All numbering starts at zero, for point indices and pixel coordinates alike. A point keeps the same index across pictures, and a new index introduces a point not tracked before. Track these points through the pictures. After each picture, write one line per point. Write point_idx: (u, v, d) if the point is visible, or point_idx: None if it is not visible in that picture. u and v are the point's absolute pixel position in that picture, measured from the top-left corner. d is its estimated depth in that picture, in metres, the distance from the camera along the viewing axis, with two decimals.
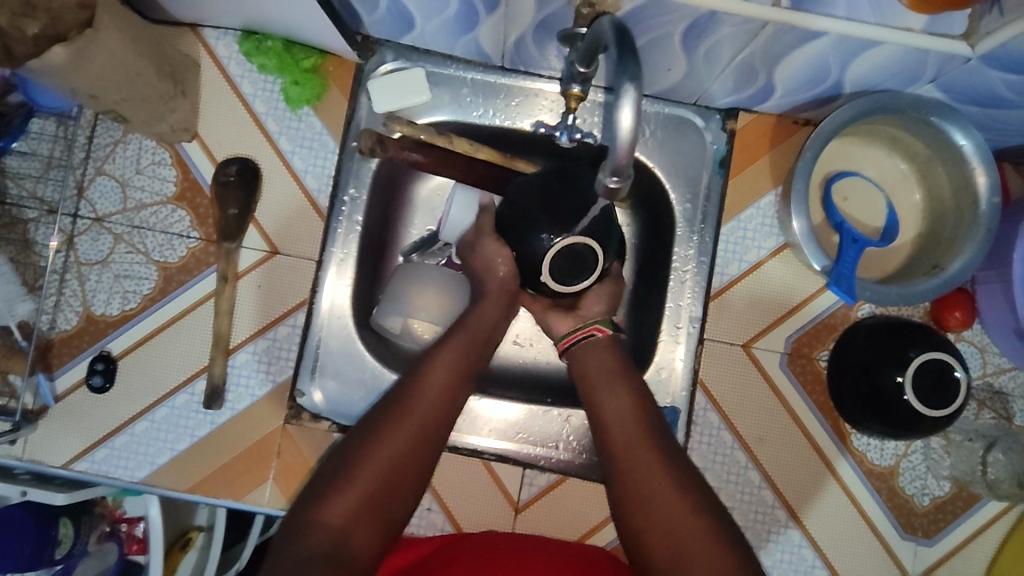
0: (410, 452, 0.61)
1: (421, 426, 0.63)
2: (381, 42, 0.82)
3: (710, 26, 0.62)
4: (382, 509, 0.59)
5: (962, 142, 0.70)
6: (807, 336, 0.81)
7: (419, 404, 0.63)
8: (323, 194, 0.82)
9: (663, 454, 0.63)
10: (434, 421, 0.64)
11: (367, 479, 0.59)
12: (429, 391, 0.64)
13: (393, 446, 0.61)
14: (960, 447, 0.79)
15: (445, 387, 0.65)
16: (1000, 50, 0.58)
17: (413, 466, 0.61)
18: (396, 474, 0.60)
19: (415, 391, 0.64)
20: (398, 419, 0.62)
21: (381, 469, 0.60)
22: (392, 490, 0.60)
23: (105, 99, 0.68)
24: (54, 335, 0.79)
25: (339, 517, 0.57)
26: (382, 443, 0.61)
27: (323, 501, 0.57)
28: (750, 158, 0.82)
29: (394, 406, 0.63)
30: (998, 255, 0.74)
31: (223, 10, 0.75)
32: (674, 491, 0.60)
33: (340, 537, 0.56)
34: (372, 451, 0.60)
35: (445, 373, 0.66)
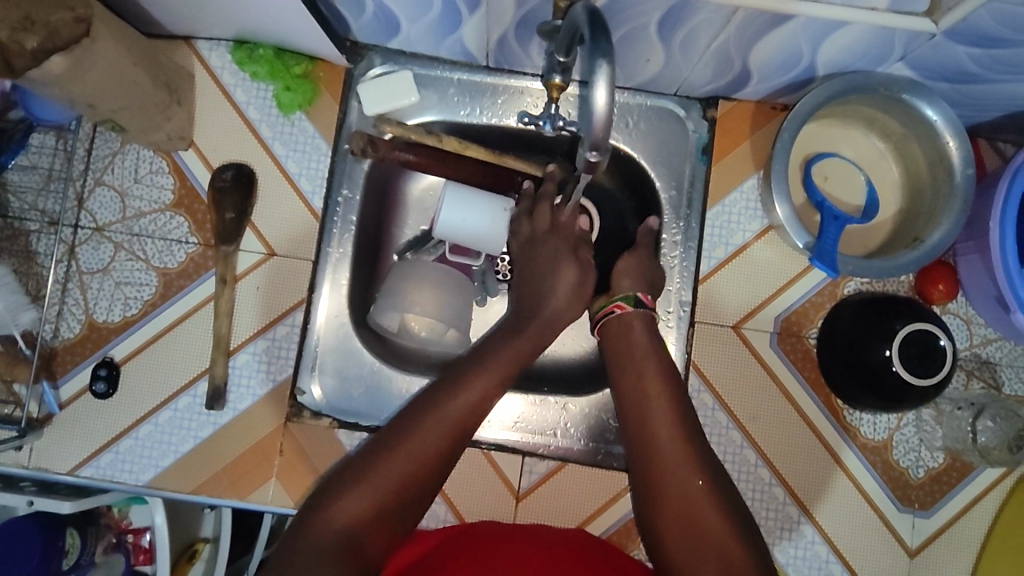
0: (435, 458, 0.61)
1: (449, 434, 0.62)
2: (370, 47, 0.84)
3: (683, 15, 0.64)
4: (398, 512, 0.59)
5: (934, 117, 0.73)
6: (795, 315, 0.82)
7: (449, 414, 0.62)
8: (318, 196, 0.83)
9: (689, 445, 0.64)
10: (461, 428, 0.62)
11: (388, 482, 0.59)
12: (463, 402, 0.63)
13: (419, 450, 0.60)
14: (950, 417, 0.80)
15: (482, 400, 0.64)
16: (961, 25, 0.60)
17: (435, 471, 0.61)
18: (415, 478, 0.60)
19: (449, 397, 0.63)
20: (426, 425, 0.61)
21: (402, 473, 0.59)
22: (412, 493, 0.60)
23: (102, 109, 0.71)
24: (57, 344, 0.80)
25: (353, 518, 0.57)
26: (408, 445, 0.60)
27: (341, 500, 0.58)
28: (731, 144, 0.84)
29: (424, 411, 0.62)
30: (976, 226, 0.76)
31: (215, 21, 0.78)
32: (694, 482, 0.62)
33: (354, 539, 0.57)
34: (397, 452, 0.60)
35: (479, 389, 0.64)
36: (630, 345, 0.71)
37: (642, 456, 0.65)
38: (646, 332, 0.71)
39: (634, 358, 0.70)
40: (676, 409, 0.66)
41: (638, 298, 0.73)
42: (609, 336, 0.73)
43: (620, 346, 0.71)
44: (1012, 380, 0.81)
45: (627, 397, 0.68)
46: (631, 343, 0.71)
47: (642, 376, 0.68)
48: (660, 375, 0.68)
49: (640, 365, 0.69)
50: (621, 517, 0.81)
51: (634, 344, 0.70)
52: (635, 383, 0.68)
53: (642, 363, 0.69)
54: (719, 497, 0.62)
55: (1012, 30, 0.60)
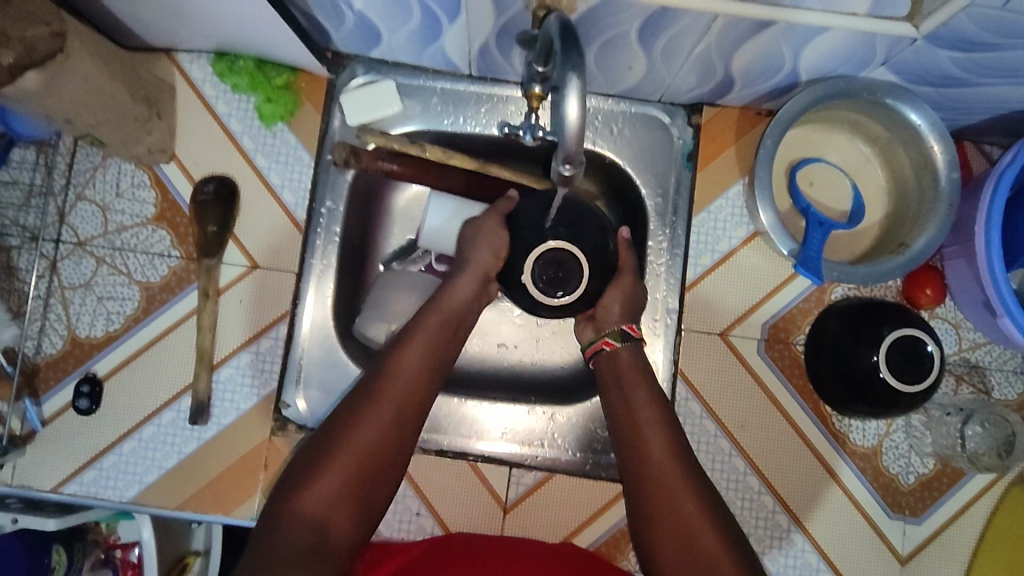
0: (389, 431, 0.63)
1: (399, 404, 0.64)
2: (352, 57, 0.84)
3: (663, 23, 0.64)
4: (362, 490, 0.61)
5: (917, 121, 0.72)
6: (783, 321, 0.82)
7: (395, 384, 0.64)
8: (301, 208, 0.83)
9: (680, 460, 0.64)
10: (410, 398, 0.64)
11: (348, 462, 0.60)
12: (404, 376, 0.65)
13: (374, 426, 0.62)
14: (939, 423, 0.80)
15: (421, 367, 0.66)
16: (942, 30, 0.60)
17: (391, 444, 0.63)
18: (374, 454, 0.62)
19: (390, 375, 0.65)
20: (377, 400, 0.63)
21: (360, 452, 0.61)
22: (373, 470, 0.62)
23: (80, 124, 0.70)
24: (40, 360, 0.80)
25: (319, 502, 0.59)
26: (362, 423, 0.62)
27: (305, 486, 0.59)
28: (717, 150, 0.83)
29: (373, 387, 0.64)
30: (963, 230, 0.75)
31: (194, 33, 0.77)
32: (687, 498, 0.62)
33: (323, 522, 0.58)
34: (352, 431, 0.62)
35: (419, 355, 0.67)
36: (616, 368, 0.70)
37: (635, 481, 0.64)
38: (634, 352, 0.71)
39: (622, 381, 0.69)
40: (664, 426, 0.66)
41: (626, 332, 0.71)
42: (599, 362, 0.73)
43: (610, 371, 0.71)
44: (1002, 385, 0.81)
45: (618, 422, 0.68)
46: (617, 365, 0.70)
47: (629, 396, 0.68)
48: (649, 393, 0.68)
49: (629, 386, 0.69)
50: (609, 529, 0.80)
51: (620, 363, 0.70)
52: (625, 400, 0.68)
53: (632, 381, 0.69)
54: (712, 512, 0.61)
55: (993, 34, 0.59)
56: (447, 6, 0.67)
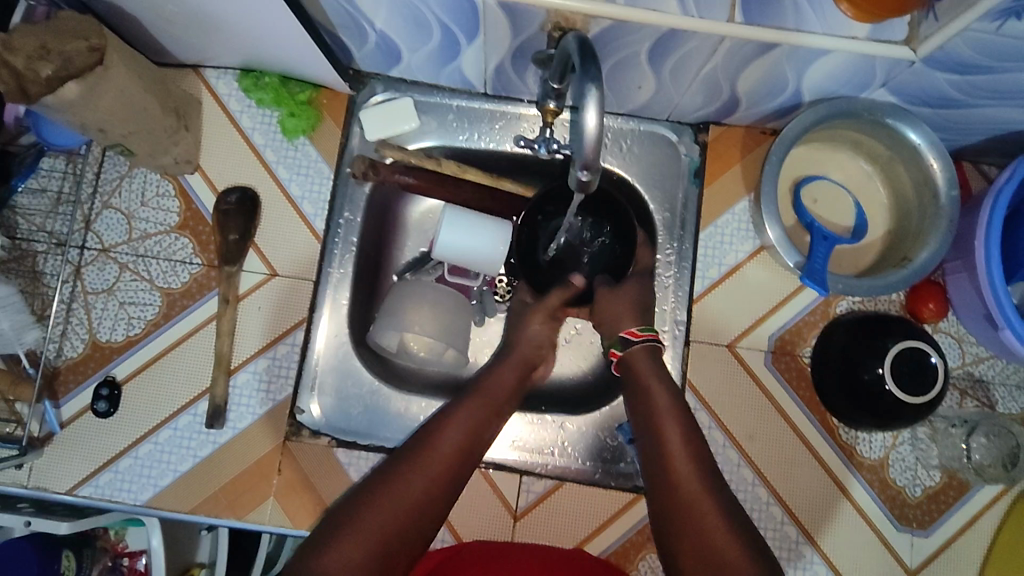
0: (432, 491, 0.62)
1: (439, 474, 0.63)
2: (372, 75, 0.87)
3: (673, 44, 0.67)
4: (394, 556, 0.58)
5: (916, 139, 0.75)
6: (789, 333, 0.83)
7: (438, 454, 0.64)
8: (319, 218, 0.85)
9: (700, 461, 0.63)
10: (451, 470, 0.64)
11: (380, 523, 0.58)
12: (450, 438, 0.66)
13: (414, 492, 0.61)
14: (944, 434, 0.81)
15: (465, 443, 0.66)
16: (939, 52, 0.63)
17: (430, 512, 0.61)
18: (408, 521, 0.59)
19: (436, 435, 0.66)
20: (421, 464, 0.63)
21: (398, 517, 0.59)
22: (402, 538, 0.59)
23: (112, 133, 0.73)
24: (61, 363, 0.82)
25: (352, 556, 0.56)
26: (403, 486, 0.61)
27: (339, 539, 0.57)
28: (723, 167, 0.86)
29: (418, 446, 0.64)
30: (964, 245, 0.77)
31: (224, 50, 0.81)
32: (714, 526, 0.58)
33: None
34: (392, 492, 0.60)
35: (462, 431, 0.67)
36: (654, 421, 0.67)
37: (674, 543, 0.59)
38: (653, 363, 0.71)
39: (657, 424, 0.66)
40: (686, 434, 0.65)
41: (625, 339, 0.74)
42: (632, 405, 0.70)
43: (645, 423, 0.67)
44: (1006, 399, 0.82)
45: (654, 481, 0.63)
46: (654, 412, 0.67)
47: (663, 445, 0.65)
48: (685, 447, 0.64)
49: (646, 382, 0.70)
50: (619, 539, 0.80)
51: (657, 404, 0.67)
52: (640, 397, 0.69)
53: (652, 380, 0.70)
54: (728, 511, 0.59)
55: (989, 57, 0.62)
56: (466, 27, 0.70)
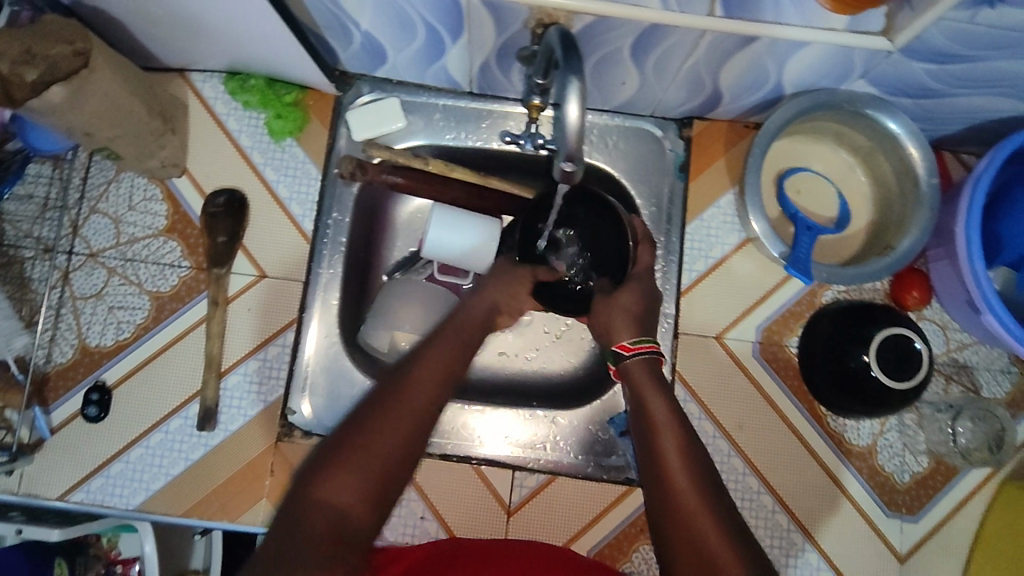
0: (418, 420, 0.59)
1: (429, 401, 0.61)
2: (358, 76, 0.88)
3: (655, 39, 0.68)
4: (390, 486, 0.57)
5: (896, 129, 0.77)
6: (776, 324, 0.84)
7: (424, 380, 0.62)
8: (308, 219, 0.86)
9: (695, 469, 0.60)
10: (435, 396, 0.62)
11: (374, 454, 0.56)
12: (431, 367, 0.63)
13: (406, 420, 0.59)
14: (931, 420, 0.82)
15: (449, 369, 0.64)
16: (916, 42, 0.64)
17: (416, 441, 0.59)
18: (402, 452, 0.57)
19: (415, 365, 0.63)
20: (408, 392, 0.60)
21: (392, 449, 0.57)
22: (395, 468, 0.57)
23: (98, 137, 0.73)
24: (50, 369, 0.81)
25: (341, 490, 0.54)
26: (392, 415, 0.58)
27: (326, 473, 0.55)
28: (707, 161, 0.87)
29: (399, 378, 0.62)
30: (945, 233, 0.79)
31: (209, 53, 0.81)
32: (710, 535, 0.55)
33: (345, 515, 0.54)
34: (382, 422, 0.58)
35: (443, 357, 0.65)
36: (657, 441, 0.62)
37: (668, 550, 0.57)
38: (647, 372, 0.69)
39: (659, 447, 0.62)
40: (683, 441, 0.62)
41: (618, 354, 0.71)
42: (634, 422, 0.66)
43: (645, 443, 0.63)
44: (991, 384, 0.83)
45: (651, 488, 0.60)
46: (655, 432, 0.63)
47: (660, 455, 0.61)
48: (681, 452, 0.61)
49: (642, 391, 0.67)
50: (612, 531, 0.81)
51: (659, 425, 0.63)
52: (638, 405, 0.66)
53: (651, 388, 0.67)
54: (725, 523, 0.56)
55: (964, 46, 0.64)
56: (450, 26, 0.71)
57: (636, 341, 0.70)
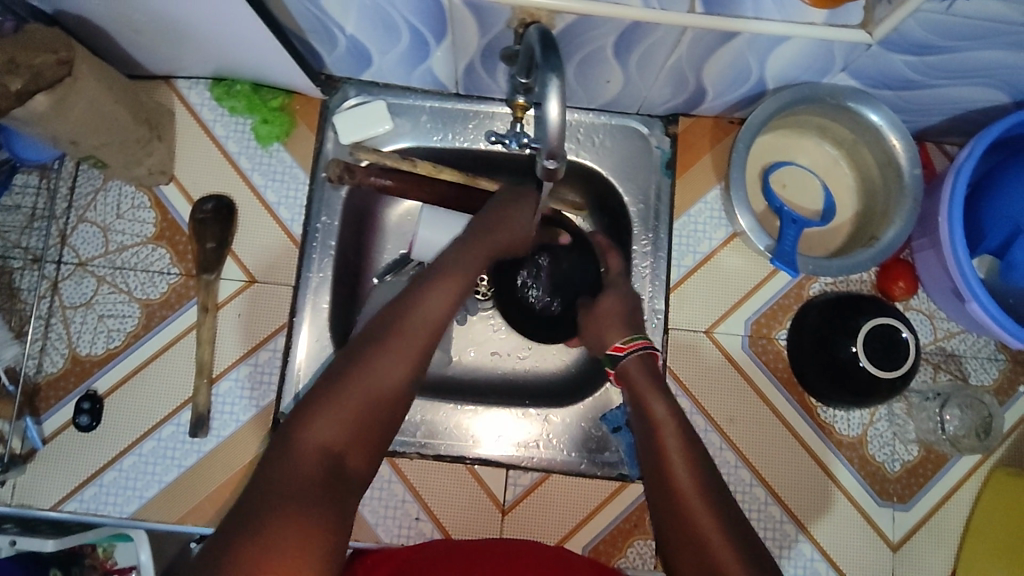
0: (412, 363, 0.57)
1: (423, 342, 0.58)
2: (344, 80, 0.88)
3: (637, 36, 0.69)
4: (382, 429, 0.54)
5: (878, 121, 0.77)
6: (764, 317, 0.85)
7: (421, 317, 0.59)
8: (297, 223, 0.86)
9: (693, 462, 0.60)
10: (430, 338, 0.59)
11: (364, 394, 0.54)
12: (431, 307, 0.60)
13: (400, 360, 0.56)
14: (920, 409, 0.82)
15: (450, 306, 0.61)
16: (894, 35, 0.65)
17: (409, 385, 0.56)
18: (391, 396, 0.55)
19: (414, 306, 0.60)
20: (402, 331, 0.58)
21: (382, 390, 0.54)
22: (389, 412, 0.55)
23: (85, 145, 0.72)
24: (41, 378, 0.81)
25: (331, 432, 0.52)
26: (384, 355, 0.56)
27: (317, 416, 0.52)
28: (693, 157, 0.88)
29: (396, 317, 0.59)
30: (929, 223, 0.79)
31: (194, 60, 0.81)
32: (704, 521, 0.55)
33: (338, 456, 0.52)
34: (374, 360, 0.56)
35: (443, 295, 0.61)
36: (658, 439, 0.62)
37: (665, 544, 0.57)
38: (643, 372, 0.69)
39: (660, 445, 0.62)
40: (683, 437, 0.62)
41: (614, 356, 0.72)
42: (635, 422, 0.66)
43: (647, 443, 0.63)
44: (978, 371, 0.84)
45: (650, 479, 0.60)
46: (656, 430, 0.63)
47: (659, 448, 0.61)
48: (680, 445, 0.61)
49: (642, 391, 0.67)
50: (607, 527, 0.81)
51: (660, 424, 0.63)
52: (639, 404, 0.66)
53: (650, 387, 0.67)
54: (720, 511, 0.56)
55: (941, 37, 0.64)
56: (434, 28, 0.71)
57: (629, 341, 0.72)
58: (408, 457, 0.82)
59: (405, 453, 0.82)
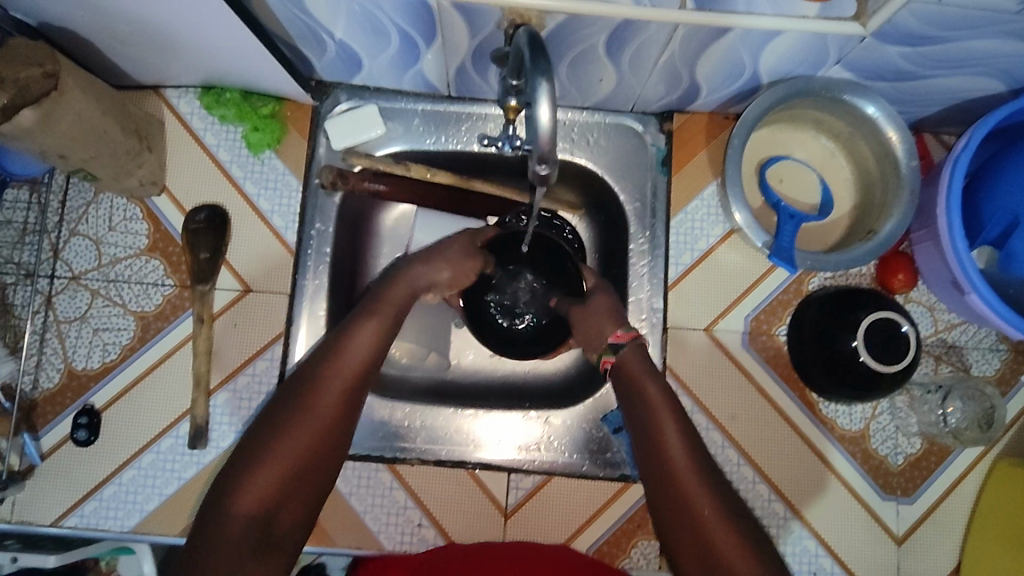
0: (334, 414, 0.60)
1: (343, 389, 0.61)
2: (335, 85, 0.87)
3: (628, 34, 0.68)
4: (310, 482, 0.59)
5: (874, 114, 0.77)
6: (764, 313, 0.84)
7: (341, 367, 0.62)
8: (291, 231, 0.85)
9: (694, 452, 0.61)
10: (353, 385, 0.62)
11: (290, 455, 0.58)
12: (353, 354, 0.63)
13: (320, 419, 0.59)
14: (922, 402, 0.82)
15: (371, 350, 0.64)
16: (889, 26, 0.64)
17: (333, 435, 0.60)
18: (315, 447, 0.59)
19: (337, 354, 0.63)
20: (324, 384, 0.61)
21: (303, 446, 0.58)
22: (315, 465, 0.59)
23: (73, 159, 0.72)
24: (37, 395, 0.81)
25: (258, 496, 0.56)
26: (306, 415, 0.59)
27: (241, 483, 0.56)
28: (689, 154, 0.87)
29: (320, 367, 0.62)
30: (927, 215, 0.79)
31: (182, 69, 0.80)
32: (710, 518, 0.57)
33: (266, 516, 0.56)
34: (297, 420, 0.59)
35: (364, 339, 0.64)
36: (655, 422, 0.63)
37: (671, 540, 0.59)
38: (640, 358, 0.68)
39: (654, 426, 0.63)
40: (680, 425, 0.62)
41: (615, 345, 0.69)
42: (625, 403, 0.67)
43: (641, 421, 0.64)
44: (980, 362, 0.83)
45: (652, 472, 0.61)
46: (651, 414, 0.63)
47: (661, 442, 0.61)
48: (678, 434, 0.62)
49: (636, 378, 0.66)
50: (610, 528, 0.81)
51: (656, 405, 0.63)
52: (633, 391, 0.66)
53: (642, 374, 0.66)
54: (724, 504, 0.58)
55: (936, 28, 0.64)
56: (423, 31, 0.71)
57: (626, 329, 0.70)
58: (409, 463, 0.82)
59: (406, 459, 0.82)
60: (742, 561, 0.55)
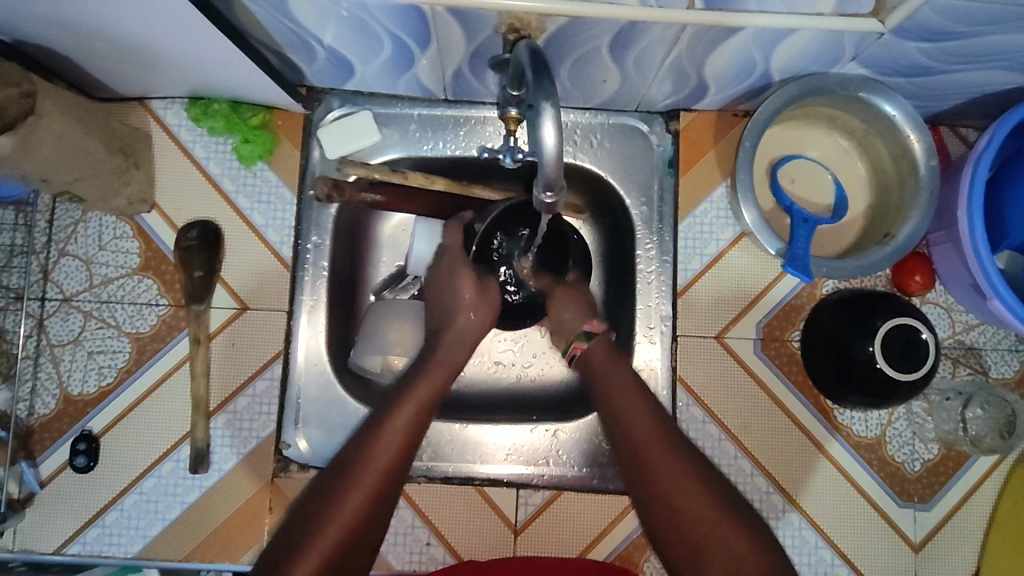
0: (368, 510, 0.57)
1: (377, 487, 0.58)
2: (326, 91, 0.84)
3: (633, 36, 0.64)
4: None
5: (892, 113, 0.73)
6: (776, 319, 0.82)
7: (374, 463, 0.59)
8: (286, 245, 0.82)
9: (659, 423, 0.65)
10: (388, 478, 0.59)
11: (319, 556, 0.54)
12: (389, 442, 0.60)
13: (350, 514, 0.56)
14: (940, 408, 0.80)
15: (409, 441, 0.61)
16: (908, 23, 0.60)
17: (366, 533, 0.57)
18: (346, 543, 0.55)
19: (371, 444, 0.59)
20: (357, 480, 0.58)
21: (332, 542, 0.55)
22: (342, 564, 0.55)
23: (58, 181, 0.69)
24: (33, 421, 0.79)
25: None
26: (334, 511, 0.56)
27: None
28: (698, 154, 0.84)
29: (352, 459, 0.59)
30: (946, 215, 0.76)
31: (166, 80, 0.77)
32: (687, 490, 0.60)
33: None
34: (331, 518, 0.55)
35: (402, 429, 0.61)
36: (647, 469, 0.62)
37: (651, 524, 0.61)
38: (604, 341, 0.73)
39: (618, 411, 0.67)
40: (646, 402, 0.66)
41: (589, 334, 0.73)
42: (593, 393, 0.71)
43: (637, 458, 0.63)
44: (998, 364, 0.81)
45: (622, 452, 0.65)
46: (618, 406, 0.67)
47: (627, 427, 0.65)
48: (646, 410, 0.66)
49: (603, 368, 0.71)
50: (623, 541, 0.79)
51: (641, 437, 0.64)
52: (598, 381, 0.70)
53: (606, 367, 0.71)
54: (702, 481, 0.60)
55: (959, 23, 0.60)
56: (417, 37, 0.67)
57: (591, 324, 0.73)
58: (416, 481, 0.80)
59: (413, 477, 0.80)
60: (731, 534, 0.57)
